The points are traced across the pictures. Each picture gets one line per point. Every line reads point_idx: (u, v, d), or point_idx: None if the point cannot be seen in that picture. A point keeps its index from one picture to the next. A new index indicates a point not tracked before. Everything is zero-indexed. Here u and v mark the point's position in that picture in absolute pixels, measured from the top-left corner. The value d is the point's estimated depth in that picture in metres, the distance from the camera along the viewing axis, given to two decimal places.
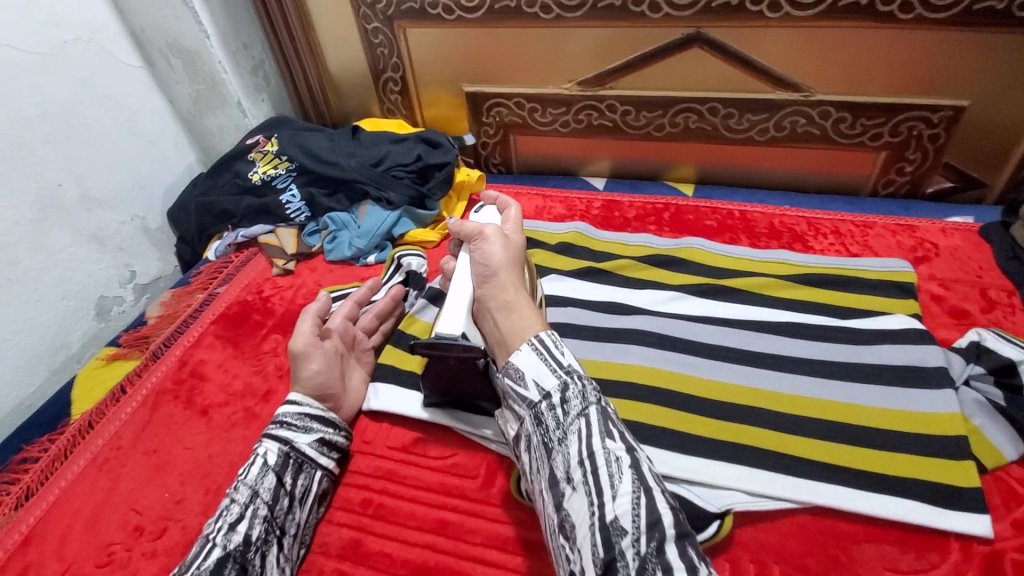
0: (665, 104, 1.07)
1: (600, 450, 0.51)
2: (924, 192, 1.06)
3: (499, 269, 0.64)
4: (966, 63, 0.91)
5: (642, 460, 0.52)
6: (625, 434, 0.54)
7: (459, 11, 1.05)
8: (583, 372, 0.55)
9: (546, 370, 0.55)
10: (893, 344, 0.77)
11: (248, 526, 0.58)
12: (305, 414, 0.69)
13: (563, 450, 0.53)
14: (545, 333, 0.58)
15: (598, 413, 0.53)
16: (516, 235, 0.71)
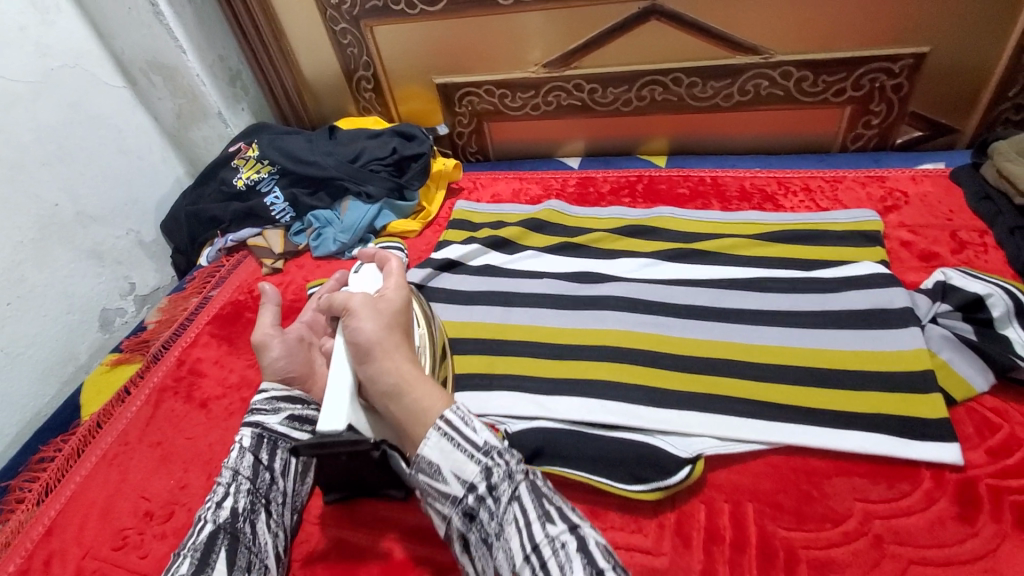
0: (631, 79, 1.09)
1: (544, 540, 0.45)
2: (893, 143, 1.07)
3: (377, 348, 0.57)
4: (918, 10, 0.92)
5: (588, 536, 0.46)
6: (567, 508, 0.48)
7: (421, 5, 1.08)
8: (501, 447, 0.51)
9: (462, 458, 0.50)
10: (860, 289, 0.79)
11: (233, 500, 0.61)
12: (272, 398, 0.71)
13: (502, 548, 0.47)
14: (448, 410, 0.53)
15: (528, 491, 0.49)
16: (397, 291, 0.64)
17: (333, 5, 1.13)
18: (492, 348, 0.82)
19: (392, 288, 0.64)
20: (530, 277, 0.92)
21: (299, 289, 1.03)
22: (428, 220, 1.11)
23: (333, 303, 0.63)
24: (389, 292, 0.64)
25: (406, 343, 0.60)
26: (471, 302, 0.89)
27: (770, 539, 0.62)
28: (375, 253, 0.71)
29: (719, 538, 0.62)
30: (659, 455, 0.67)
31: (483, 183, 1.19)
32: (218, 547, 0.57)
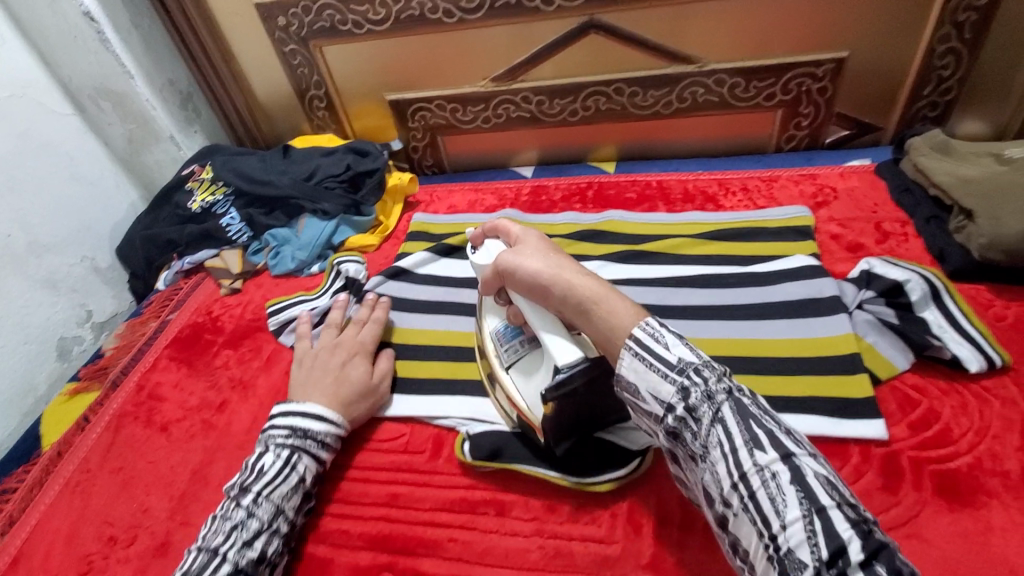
0: (575, 90, 1.13)
1: (752, 468, 0.45)
2: (823, 142, 1.14)
3: (554, 276, 0.58)
4: (833, 17, 0.99)
5: (803, 467, 0.45)
6: (784, 435, 0.46)
7: (369, 25, 1.10)
8: (698, 362, 0.49)
9: (657, 379, 0.49)
10: (794, 281, 0.85)
11: (264, 543, 0.62)
12: (339, 434, 0.73)
13: (713, 472, 0.47)
14: (635, 328, 0.51)
15: (733, 413, 0.47)
16: (542, 237, 0.67)
17: (281, 27, 1.15)
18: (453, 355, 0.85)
19: (535, 236, 0.67)
20: None
21: (259, 307, 1.03)
22: (386, 234, 1.13)
23: (487, 276, 0.69)
24: (528, 239, 0.67)
25: (572, 263, 0.61)
26: (434, 312, 0.93)
27: None
28: (491, 224, 0.72)
29: (668, 521, 0.65)
30: (611, 448, 0.70)
31: (439, 195, 1.22)
32: None
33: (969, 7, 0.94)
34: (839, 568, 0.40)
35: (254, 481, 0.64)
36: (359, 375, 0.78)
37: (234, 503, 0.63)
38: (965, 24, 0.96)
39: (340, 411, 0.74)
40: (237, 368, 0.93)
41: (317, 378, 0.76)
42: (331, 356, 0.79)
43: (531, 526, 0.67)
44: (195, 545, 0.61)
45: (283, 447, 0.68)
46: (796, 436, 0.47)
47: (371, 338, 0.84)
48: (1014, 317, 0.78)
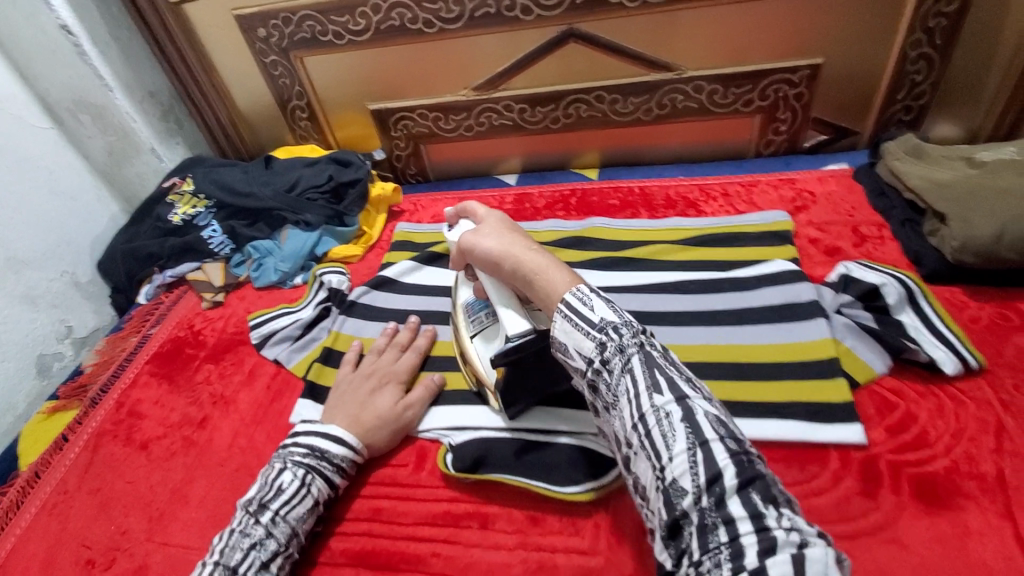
0: (556, 98, 1.14)
1: (650, 408, 0.46)
2: (802, 146, 1.16)
3: (503, 251, 0.62)
4: (808, 25, 1.00)
5: (696, 408, 0.46)
6: (684, 381, 0.48)
7: (349, 35, 1.10)
8: (619, 323, 0.51)
9: (580, 336, 0.51)
10: (772, 286, 0.86)
11: (277, 565, 0.62)
12: (356, 455, 0.72)
13: (621, 415, 0.49)
14: (567, 294, 0.54)
15: (642, 364, 0.49)
16: (504, 216, 0.70)
17: (261, 37, 1.15)
18: (435, 366, 0.85)
19: (496, 215, 0.70)
20: None
21: (241, 321, 1.02)
22: (370, 243, 1.12)
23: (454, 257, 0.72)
24: (489, 218, 0.69)
25: (523, 237, 0.64)
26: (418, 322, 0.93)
27: None
28: (456, 207, 0.75)
29: None
30: (595, 456, 0.70)
31: (423, 204, 1.21)
32: None
33: (939, 13, 0.96)
34: (716, 497, 0.42)
35: (273, 499, 0.64)
36: (387, 403, 0.76)
37: (251, 520, 0.62)
38: (936, 30, 0.98)
39: (354, 438, 0.72)
40: (219, 383, 0.92)
41: (343, 400, 0.75)
42: (363, 381, 0.78)
43: (514, 539, 0.67)
44: (209, 559, 0.59)
45: (301, 466, 0.67)
46: (695, 382, 0.49)
47: (409, 366, 0.82)
48: (987, 320, 0.79)
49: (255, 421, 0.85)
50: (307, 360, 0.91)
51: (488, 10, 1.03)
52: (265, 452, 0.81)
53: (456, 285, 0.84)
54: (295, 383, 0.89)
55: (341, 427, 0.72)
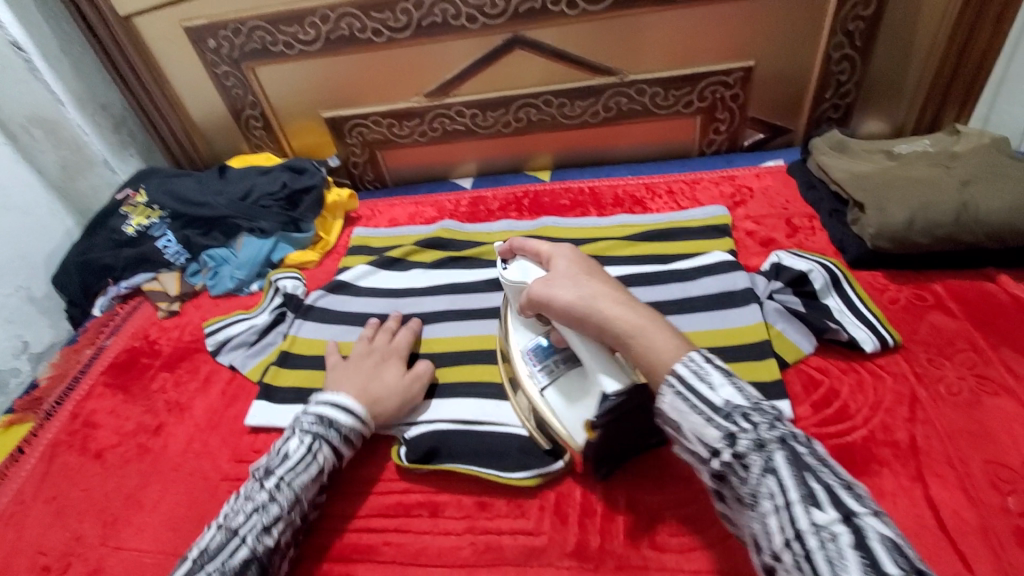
0: (506, 103, 1.18)
1: (809, 527, 0.43)
2: (742, 145, 1.21)
3: (589, 307, 0.58)
4: (739, 30, 1.06)
5: (866, 528, 0.42)
6: (842, 490, 0.44)
7: (299, 45, 1.13)
8: (746, 406, 0.49)
9: (700, 420, 0.50)
10: (710, 276, 0.90)
11: (280, 531, 0.63)
12: (358, 431, 0.72)
13: (763, 521, 0.46)
14: (679, 365, 0.52)
15: (787, 462, 0.46)
16: (580, 255, 0.66)
17: (212, 49, 1.16)
18: None
19: (569, 251, 0.66)
20: (428, 294, 0.98)
21: (197, 329, 1.03)
22: (327, 249, 1.14)
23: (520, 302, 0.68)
24: (559, 260, 0.65)
25: (615, 287, 0.60)
26: None
27: (635, 506, 0.68)
28: (510, 246, 0.71)
29: (592, 512, 0.68)
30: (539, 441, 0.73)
31: (380, 210, 1.23)
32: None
33: (857, 17, 1.02)
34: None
35: (277, 465, 0.66)
36: (393, 375, 0.78)
37: (257, 485, 0.64)
38: (855, 33, 1.04)
39: (367, 408, 0.74)
40: (175, 390, 0.92)
41: (351, 375, 0.77)
42: (367, 359, 0.80)
43: (463, 525, 0.70)
44: (217, 523, 0.63)
45: (306, 435, 0.68)
46: (856, 489, 0.45)
47: (407, 343, 0.84)
48: (905, 301, 0.85)
49: (210, 426, 0.86)
50: (262, 365, 0.92)
51: (434, 19, 1.06)
52: (220, 456, 0.82)
53: (507, 328, 0.76)
54: (250, 387, 0.91)
55: (354, 396, 0.74)
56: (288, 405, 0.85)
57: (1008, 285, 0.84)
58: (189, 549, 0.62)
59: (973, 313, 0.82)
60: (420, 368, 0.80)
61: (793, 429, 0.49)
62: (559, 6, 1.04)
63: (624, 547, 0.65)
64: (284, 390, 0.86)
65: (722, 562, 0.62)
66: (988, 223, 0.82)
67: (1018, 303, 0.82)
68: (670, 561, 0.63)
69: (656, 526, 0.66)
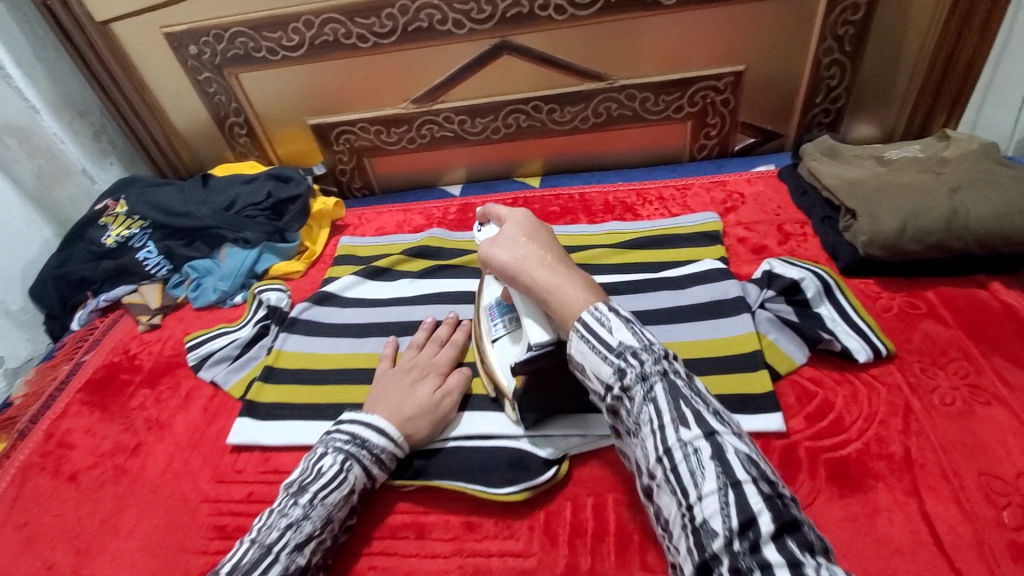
0: (494, 109, 1.16)
1: (676, 443, 0.49)
2: (732, 150, 1.20)
3: (519, 266, 0.60)
4: (729, 34, 1.05)
5: (725, 444, 0.48)
6: (712, 417, 0.49)
7: (283, 51, 1.11)
8: (638, 348, 0.52)
9: (598, 360, 0.53)
10: (701, 285, 0.89)
11: (311, 551, 0.61)
12: (392, 451, 0.69)
13: (643, 445, 0.51)
14: (584, 312, 0.55)
15: (665, 393, 0.50)
16: (531, 217, 0.66)
17: (194, 55, 1.13)
18: None
19: (521, 215, 0.66)
20: (416, 304, 0.96)
21: (178, 343, 1.00)
22: (313, 259, 1.12)
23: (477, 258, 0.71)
24: (508, 223, 0.66)
25: (548, 249, 0.62)
26: (360, 335, 0.93)
27: (625, 524, 0.67)
28: (482, 210, 0.71)
29: (582, 531, 0.67)
30: (529, 458, 0.72)
31: (367, 218, 1.21)
32: None
33: (847, 22, 1.01)
34: (750, 542, 0.44)
35: (312, 481, 0.63)
36: (426, 392, 0.74)
37: (290, 500, 0.62)
38: (846, 37, 1.03)
39: (395, 429, 0.70)
40: (155, 408, 0.90)
41: (384, 392, 0.73)
42: (405, 374, 0.76)
43: (450, 547, 0.68)
44: (249, 537, 0.60)
45: (341, 452, 0.66)
46: (724, 416, 0.51)
47: (450, 357, 0.79)
48: (897, 309, 0.84)
49: (191, 445, 0.84)
50: (245, 380, 0.90)
51: (420, 24, 1.05)
52: (201, 477, 0.80)
53: (479, 288, 0.80)
54: (233, 404, 0.88)
55: (382, 417, 0.70)
56: (271, 422, 0.83)
57: (1000, 293, 0.84)
58: (220, 565, 0.58)
59: (965, 321, 0.81)
60: (453, 382, 0.76)
61: (678, 364, 0.53)
62: (547, 11, 1.02)
63: (615, 567, 0.63)
64: (267, 407, 0.84)
65: None
66: (980, 230, 0.81)
67: (1010, 311, 0.81)
68: None
69: (648, 546, 0.65)
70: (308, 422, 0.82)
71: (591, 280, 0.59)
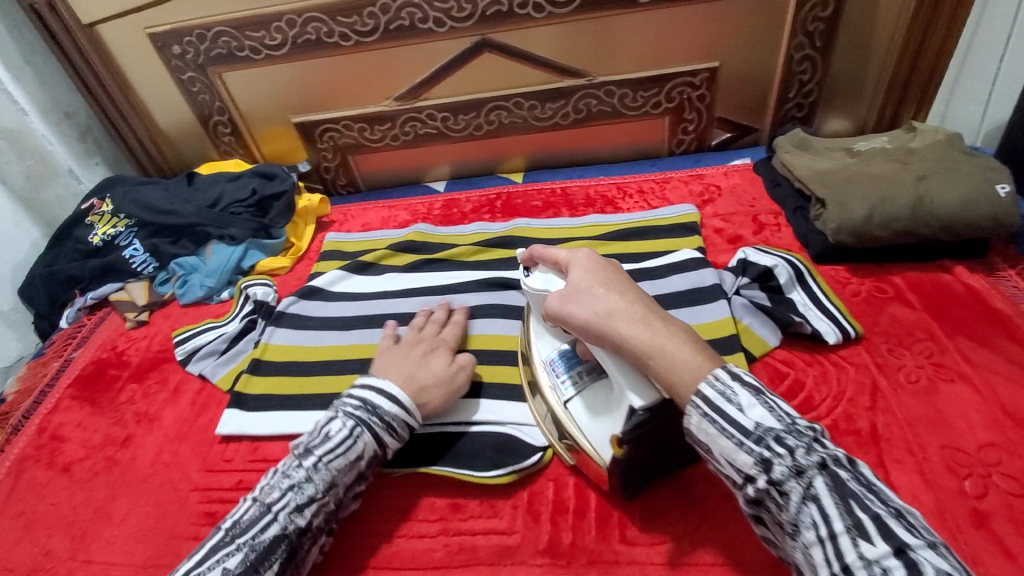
0: (477, 106, 1.18)
1: (859, 560, 0.43)
2: (710, 144, 1.23)
3: (607, 325, 0.56)
4: (703, 32, 1.08)
5: (921, 561, 0.42)
6: (893, 519, 0.45)
7: (266, 50, 1.12)
8: (779, 430, 0.49)
9: (732, 446, 0.49)
10: (679, 273, 0.92)
11: (312, 513, 0.62)
12: (399, 419, 0.68)
13: (808, 550, 0.47)
14: (704, 385, 0.51)
15: (832, 492, 0.46)
16: (604, 260, 0.63)
17: (177, 54, 1.14)
18: (364, 367, 0.87)
19: (584, 256, 0.63)
20: (402, 296, 0.98)
21: (166, 339, 1.01)
22: (298, 255, 1.13)
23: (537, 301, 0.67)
24: (577, 269, 0.62)
25: (635, 298, 0.58)
26: (347, 328, 0.94)
27: (606, 501, 0.69)
28: (529, 255, 0.68)
29: (565, 509, 0.69)
30: (513, 442, 0.74)
31: (353, 214, 1.22)
32: (275, 556, 0.59)
33: (817, 18, 1.05)
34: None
35: (319, 445, 0.64)
36: (439, 365, 0.75)
37: (295, 462, 0.63)
38: (815, 33, 1.07)
39: (410, 397, 0.70)
40: (143, 401, 0.91)
41: (396, 362, 0.74)
42: (415, 348, 0.77)
43: (437, 526, 0.70)
44: (252, 495, 0.63)
45: (351, 418, 0.66)
46: (906, 514, 0.46)
47: (455, 336, 0.82)
48: (866, 293, 0.88)
49: (180, 437, 0.85)
50: (233, 373, 0.91)
51: (401, 23, 1.07)
52: (190, 466, 0.81)
53: (529, 341, 0.76)
54: (221, 396, 0.90)
55: (397, 384, 0.71)
56: (260, 413, 0.84)
57: (963, 276, 0.87)
58: (224, 518, 0.62)
59: (931, 303, 0.85)
60: (463, 358, 0.78)
61: (833, 449, 0.49)
62: (525, 9, 1.05)
63: (597, 542, 0.66)
64: (255, 398, 0.85)
65: (691, 553, 0.63)
66: (943, 216, 0.85)
67: (972, 293, 0.85)
68: (642, 555, 0.64)
69: (627, 521, 0.67)
70: (296, 412, 0.83)
71: (692, 333, 0.56)
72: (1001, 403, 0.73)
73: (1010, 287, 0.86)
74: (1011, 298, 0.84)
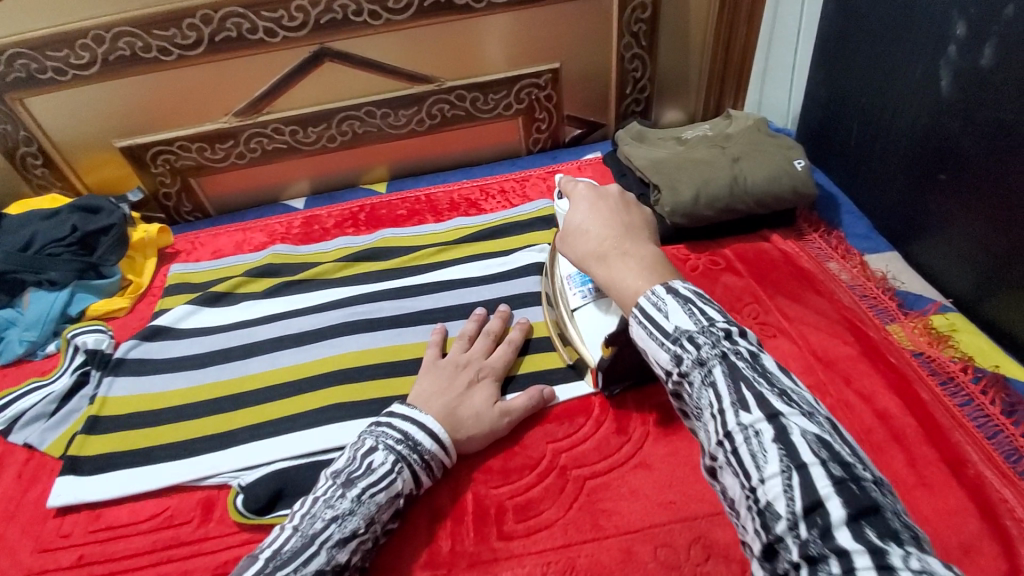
0: (325, 117, 1.14)
1: (736, 428, 0.42)
2: (563, 141, 1.29)
3: (585, 259, 0.61)
4: (542, 33, 1.13)
5: (792, 425, 0.40)
6: (778, 397, 0.42)
7: (72, 70, 1.00)
8: (693, 329, 0.47)
9: (654, 345, 0.49)
10: (542, 267, 0.96)
11: (352, 549, 0.59)
12: (433, 458, 0.67)
13: (707, 429, 0.45)
14: (642, 299, 0.51)
15: (726, 374, 0.44)
16: (602, 193, 0.64)
17: None
18: (223, 406, 0.81)
19: (591, 192, 0.65)
20: (260, 324, 0.92)
21: None
22: (140, 292, 1.02)
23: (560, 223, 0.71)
24: (580, 203, 0.64)
25: (620, 234, 0.59)
26: (199, 367, 0.87)
27: (481, 501, 0.70)
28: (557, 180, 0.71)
29: (443, 516, 0.69)
30: None
31: (202, 241, 1.13)
32: None
33: (639, 19, 1.14)
34: (818, 528, 0.36)
35: (362, 476, 0.61)
36: (484, 400, 0.72)
37: (338, 492, 0.60)
38: (640, 33, 1.16)
39: (447, 434, 0.68)
40: None
41: (441, 387, 0.71)
42: (458, 372, 0.74)
43: None
44: (290, 524, 0.58)
45: (393, 452, 0.64)
46: (794, 393, 0.43)
47: (503, 360, 0.78)
48: (703, 267, 0.97)
49: (4, 518, 0.73)
50: (67, 436, 0.80)
51: (228, 33, 1.00)
52: (19, 550, 0.70)
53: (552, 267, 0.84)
54: (53, 464, 0.79)
55: (437, 418, 0.68)
56: (101, 475, 0.75)
57: (778, 243, 1.00)
58: (258, 548, 0.57)
59: (755, 271, 0.96)
60: (512, 404, 0.74)
61: (740, 342, 0.46)
62: (361, 17, 1.03)
63: (477, 543, 0.66)
64: (95, 459, 0.76)
65: (563, 536, 0.66)
66: (755, 192, 0.96)
67: (784, 257, 0.97)
68: (519, 547, 0.66)
69: (503, 517, 0.68)
70: (143, 468, 0.75)
71: (658, 261, 0.56)
72: (812, 349, 0.84)
73: (815, 249, 1.00)
74: (816, 258, 0.98)
